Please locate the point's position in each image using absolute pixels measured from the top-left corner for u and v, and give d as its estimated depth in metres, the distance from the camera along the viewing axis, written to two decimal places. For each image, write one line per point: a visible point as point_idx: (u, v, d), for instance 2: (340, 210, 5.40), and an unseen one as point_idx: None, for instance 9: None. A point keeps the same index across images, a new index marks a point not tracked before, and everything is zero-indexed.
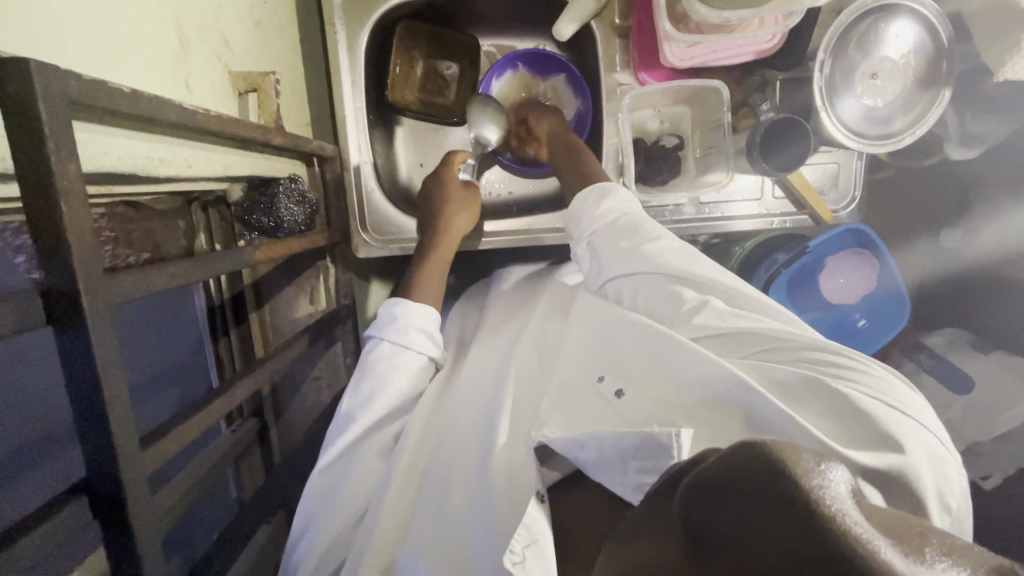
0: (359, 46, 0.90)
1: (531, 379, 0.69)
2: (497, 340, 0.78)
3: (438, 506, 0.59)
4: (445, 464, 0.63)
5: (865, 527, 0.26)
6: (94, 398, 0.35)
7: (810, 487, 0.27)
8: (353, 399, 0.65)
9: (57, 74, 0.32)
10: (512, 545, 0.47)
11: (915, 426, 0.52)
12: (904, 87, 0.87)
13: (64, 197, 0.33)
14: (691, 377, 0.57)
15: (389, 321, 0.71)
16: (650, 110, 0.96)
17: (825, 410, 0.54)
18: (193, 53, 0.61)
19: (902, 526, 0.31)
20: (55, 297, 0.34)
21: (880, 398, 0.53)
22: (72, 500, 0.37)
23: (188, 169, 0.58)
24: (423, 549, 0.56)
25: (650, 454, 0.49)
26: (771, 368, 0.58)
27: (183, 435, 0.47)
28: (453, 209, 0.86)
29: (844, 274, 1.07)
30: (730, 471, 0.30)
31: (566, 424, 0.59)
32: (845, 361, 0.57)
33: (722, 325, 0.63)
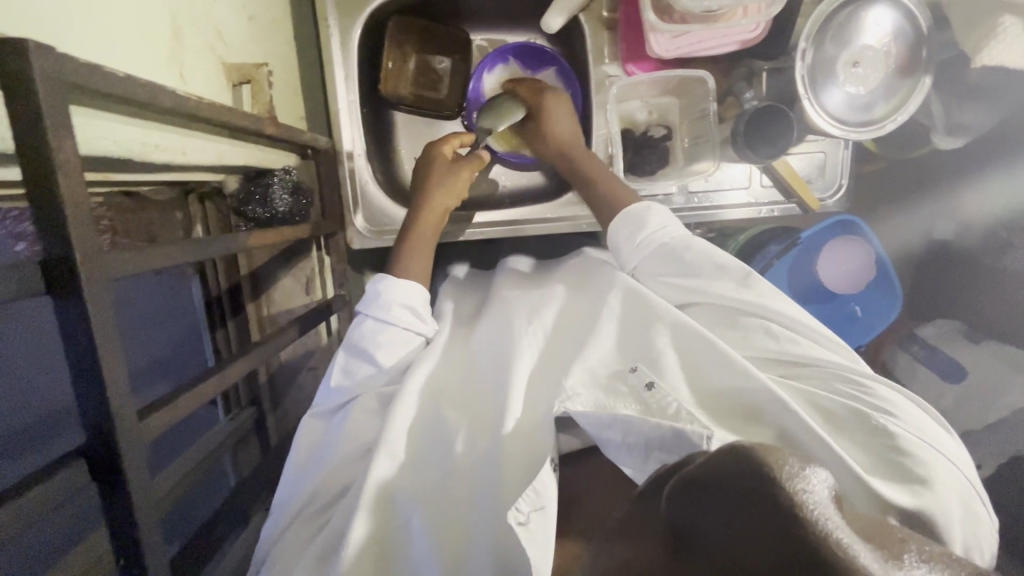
0: (352, 41, 0.91)
1: (556, 352, 0.66)
2: (506, 300, 0.75)
3: (443, 454, 0.59)
4: (453, 419, 0.61)
5: (845, 532, 0.28)
6: (92, 366, 0.37)
7: (795, 493, 0.29)
8: (342, 376, 0.68)
9: (53, 55, 0.34)
10: (518, 505, 0.49)
11: (959, 477, 0.53)
12: (884, 75, 0.88)
13: (61, 171, 0.34)
14: (730, 388, 0.59)
15: (374, 296, 0.72)
16: (638, 101, 0.98)
17: (866, 445, 0.55)
18: (187, 45, 0.63)
19: (884, 532, 0.32)
20: (54, 268, 0.36)
21: (925, 441, 0.55)
22: (71, 464, 0.38)
23: (184, 156, 0.60)
24: (422, 497, 0.56)
25: (674, 446, 0.52)
26: (818, 395, 0.60)
27: (176, 409, 0.48)
28: (437, 186, 0.87)
29: (840, 266, 1.09)
30: (717, 473, 0.32)
31: (596, 402, 0.57)
32: (899, 402, 0.59)
33: (777, 348, 0.65)
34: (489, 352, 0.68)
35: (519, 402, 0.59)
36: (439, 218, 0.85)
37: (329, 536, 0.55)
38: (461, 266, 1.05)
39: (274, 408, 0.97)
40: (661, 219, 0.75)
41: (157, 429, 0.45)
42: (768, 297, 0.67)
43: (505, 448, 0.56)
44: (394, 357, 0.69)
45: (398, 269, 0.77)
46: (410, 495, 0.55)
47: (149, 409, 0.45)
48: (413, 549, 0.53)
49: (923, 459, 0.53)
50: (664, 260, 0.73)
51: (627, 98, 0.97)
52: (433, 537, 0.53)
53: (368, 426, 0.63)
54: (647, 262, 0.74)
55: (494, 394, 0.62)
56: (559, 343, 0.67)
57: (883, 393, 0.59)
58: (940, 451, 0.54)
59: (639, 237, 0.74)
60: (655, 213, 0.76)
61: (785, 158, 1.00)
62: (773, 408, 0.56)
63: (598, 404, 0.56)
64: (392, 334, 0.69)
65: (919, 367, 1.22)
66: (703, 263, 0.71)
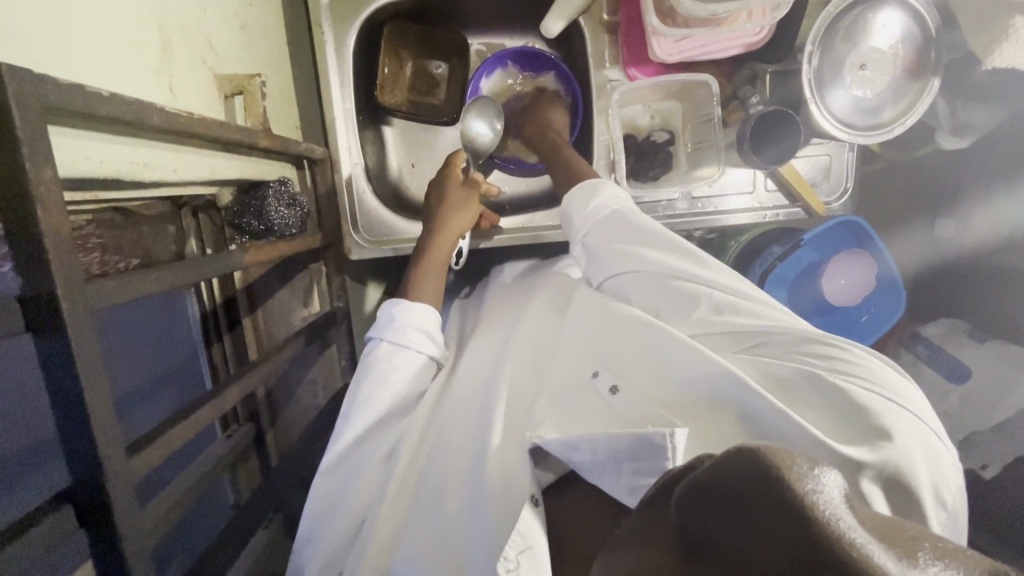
0: (347, 47, 0.89)
1: (523, 368, 0.68)
2: (493, 330, 0.76)
3: (439, 510, 0.59)
4: (450, 456, 0.62)
5: (859, 532, 0.26)
6: (77, 405, 0.35)
7: (807, 495, 0.26)
8: (351, 406, 0.64)
9: (31, 81, 0.32)
10: (505, 553, 0.47)
11: (914, 419, 0.51)
12: (892, 78, 0.87)
13: (40, 201, 0.32)
14: (685, 375, 0.58)
15: (388, 321, 0.68)
16: (640, 105, 0.96)
17: (823, 405, 0.53)
18: (176, 56, 0.61)
19: (894, 528, 0.30)
20: (34, 304, 0.34)
21: (877, 390, 0.53)
22: (57, 510, 0.36)
23: (175, 173, 0.58)
24: (422, 552, 0.56)
25: (642, 457, 0.49)
26: (769, 364, 0.58)
27: (170, 442, 0.46)
28: (452, 208, 0.84)
29: (844, 275, 1.08)
30: (721, 474, 0.29)
31: (563, 425, 0.58)
32: (847, 355, 0.57)
33: (727, 323, 0.63)
34: (477, 376, 0.69)
35: (500, 431, 0.60)
36: (452, 241, 0.83)
37: None
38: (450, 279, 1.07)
39: (273, 422, 0.95)
40: (610, 199, 0.73)
41: (149, 465, 0.43)
42: (702, 266, 0.67)
43: (491, 489, 0.56)
44: (405, 386, 0.66)
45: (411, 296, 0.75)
46: (413, 555, 0.57)
47: (140, 445, 0.43)
48: None
49: (879, 411, 0.51)
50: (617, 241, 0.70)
51: (628, 103, 0.95)
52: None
53: (373, 480, 0.64)
54: (598, 228, 0.72)
55: (477, 422, 0.63)
56: (529, 361, 0.69)
57: (831, 350, 0.58)
58: (892, 397, 0.52)
59: (579, 220, 0.73)
60: (603, 193, 0.73)
61: (790, 161, 0.98)
62: (726, 385, 0.54)
63: (565, 427, 0.58)
64: (406, 360, 0.67)
65: (922, 367, 1.20)
66: (654, 242, 0.69)
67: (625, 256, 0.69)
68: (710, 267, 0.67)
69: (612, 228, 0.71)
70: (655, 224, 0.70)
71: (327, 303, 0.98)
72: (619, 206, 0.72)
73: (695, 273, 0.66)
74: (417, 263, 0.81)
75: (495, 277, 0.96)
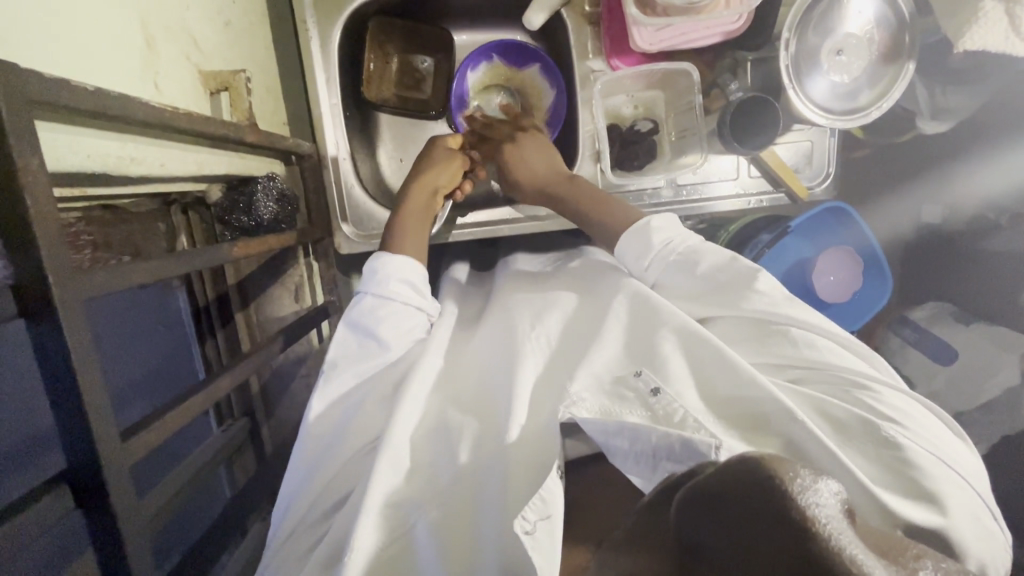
0: (332, 43, 0.90)
1: (561, 361, 0.64)
2: (513, 309, 0.74)
3: (447, 464, 0.57)
4: (456, 423, 0.60)
5: (854, 544, 0.28)
6: (70, 389, 0.36)
7: (805, 508, 0.29)
8: (340, 351, 0.67)
9: (17, 74, 0.33)
10: (524, 514, 0.49)
11: (970, 493, 0.52)
12: (868, 62, 0.88)
13: (29, 192, 0.33)
14: (730, 392, 0.58)
15: (370, 276, 0.72)
16: (624, 95, 0.98)
17: (876, 456, 0.53)
18: (160, 54, 0.61)
19: (896, 546, 0.33)
20: (27, 290, 0.35)
21: (937, 456, 0.53)
22: (53, 489, 0.37)
23: (162, 167, 0.59)
24: (425, 503, 0.55)
25: (684, 456, 0.50)
26: (826, 402, 0.58)
27: (163, 427, 0.47)
28: (431, 166, 0.88)
29: (833, 272, 1.08)
30: (724, 484, 0.31)
31: (602, 408, 0.56)
32: (909, 413, 0.57)
33: (790, 353, 0.63)
34: (498, 353, 0.68)
35: (525, 407, 0.58)
36: (428, 195, 0.86)
37: (330, 542, 0.55)
38: (461, 268, 1.04)
39: (267, 416, 0.96)
40: (665, 235, 0.74)
41: (142, 450, 0.44)
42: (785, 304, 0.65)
43: (512, 452, 0.55)
44: (394, 332, 0.68)
45: (390, 248, 0.77)
46: (418, 499, 0.55)
47: (133, 431, 0.44)
48: (418, 555, 0.53)
49: (933, 473, 0.51)
50: (687, 272, 0.71)
51: (612, 93, 0.97)
52: (439, 541, 0.53)
53: (374, 427, 0.62)
54: (659, 261, 0.73)
55: (499, 394, 0.62)
56: (567, 353, 0.66)
57: (894, 402, 0.58)
58: (949, 464, 0.53)
59: (637, 254, 0.75)
60: (657, 228, 0.74)
61: (772, 148, 1.00)
62: (781, 417, 0.54)
63: (603, 411, 0.55)
64: (391, 309, 0.69)
65: (910, 351, 1.23)
66: (725, 274, 0.69)
67: (691, 290, 0.71)
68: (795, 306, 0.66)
69: (675, 264, 0.72)
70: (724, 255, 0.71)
71: (320, 298, 0.98)
72: (678, 249, 0.73)
73: (776, 312, 0.64)
74: (395, 217, 0.83)
75: (507, 266, 0.96)
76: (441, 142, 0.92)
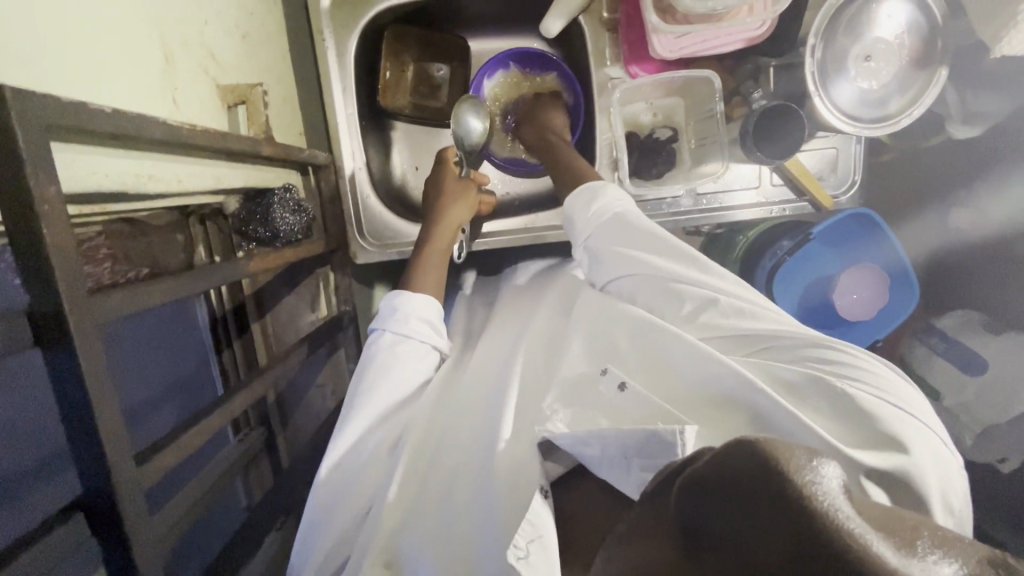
0: (349, 52, 0.90)
1: (529, 367, 0.66)
2: (501, 338, 0.75)
3: (447, 512, 0.56)
4: (451, 468, 0.59)
5: (859, 523, 0.26)
6: (87, 417, 0.36)
7: (805, 485, 0.26)
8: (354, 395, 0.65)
9: (36, 103, 0.33)
10: (515, 540, 0.47)
11: (920, 428, 0.52)
12: (899, 68, 0.85)
13: (45, 220, 0.33)
14: (690, 372, 0.58)
15: (390, 313, 0.71)
16: (643, 102, 0.96)
17: (831, 411, 0.53)
18: (179, 69, 0.61)
19: (894, 519, 0.31)
20: (45, 321, 0.34)
21: (885, 398, 0.53)
22: (69, 517, 0.37)
23: (180, 184, 0.59)
24: (429, 547, 0.54)
25: (656, 453, 0.48)
26: (773, 367, 0.58)
27: (179, 452, 0.47)
28: (450, 203, 0.87)
29: (856, 292, 1.05)
30: (724, 473, 0.29)
31: (574, 417, 0.57)
32: (855, 362, 0.57)
33: (726, 324, 0.63)
34: (486, 380, 0.68)
35: (510, 423, 0.59)
36: (454, 233, 0.85)
37: None
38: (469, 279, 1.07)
39: (283, 426, 0.97)
40: (621, 193, 0.74)
41: (157, 475, 0.43)
42: (706, 271, 0.67)
43: (498, 475, 0.54)
44: (411, 370, 0.67)
45: (411, 285, 0.77)
46: (420, 539, 0.54)
47: (150, 453, 0.44)
48: None
49: (885, 415, 0.51)
50: (623, 228, 0.71)
51: (630, 100, 0.95)
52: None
53: (381, 468, 0.62)
54: (602, 230, 0.72)
55: (484, 415, 0.62)
56: (537, 357, 0.68)
57: (839, 355, 0.58)
58: (897, 404, 0.53)
59: (584, 222, 0.73)
60: (612, 190, 0.74)
61: (796, 155, 0.97)
62: (742, 390, 0.54)
63: (577, 421, 0.56)
64: (411, 347, 0.68)
65: (937, 360, 1.21)
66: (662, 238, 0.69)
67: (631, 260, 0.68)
68: (715, 272, 0.67)
69: (614, 234, 0.71)
70: (660, 228, 0.69)
71: (334, 308, 0.99)
72: (621, 209, 0.72)
73: (700, 279, 0.66)
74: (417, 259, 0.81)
75: (509, 279, 0.97)
76: (455, 177, 0.90)
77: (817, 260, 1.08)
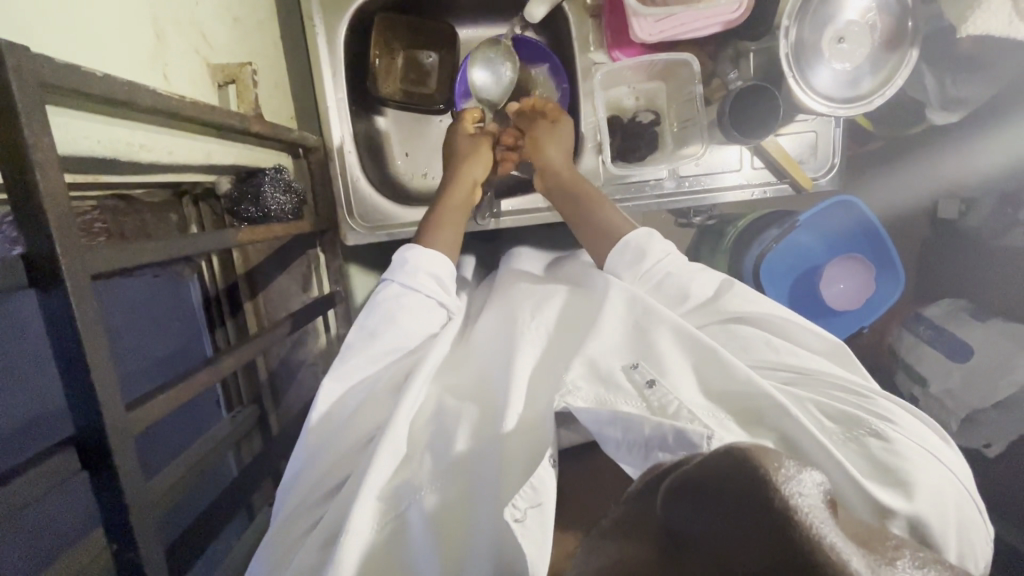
0: (338, 37, 0.92)
1: (552, 356, 0.64)
2: (499, 317, 0.73)
3: (442, 450, 0.57)
4: (455, 407, 0.61)
5: (838, 537, 0.27)
6: (77, 357, 0.38)
7: (788, 496, 0.28)
8: (361, 333, 0.69)
9: (30, 60, 0.35)
10: (514, 501, 0.48)
11: (954, 485, 0.52)
12: (870, 50, 0.88)
13: (38, 166, 0.35)
14: (724, 389, 0.58)
15: (400, 265, 0.74)
16: (625, 87, 0.99)
17: (863, 447, 0.53)
18: (170, 46, 0.64)
19: (876, 539, 0.33)
20: (37, 262, 0.37)
21: (920, 447, 0.53)
22: (60, 451, 0.39)
23: (170, 155, 0.61)
24: (427, 488, 0.54)
25: (677, 447, 0.49)
26: (814, 398, 0.58)
27: (167, 402, 0.49)
28: (466, 161, 0.90)
29: (843, 280, 1.07)
30: (710, 476, 0.31)
31: (597, 398, 0.55)
32: (899, 412, 0.57)
33: (773, 358, 0.63)
34: (495, 348, 0.68)
35: (520, 399, 0.59)
36: (468, 189, 0.88)
37: (322, 531, 0.55)
38: (468, 262, 1.05)
39: (276, 405, 0.99)
40: (664, 246, 0.76)
41: (146, 420, 0.45)
42: (763, 311, 0.68)
43: (508, 440, 0.55)
44: (410, 321, 0.70)
45: (426, 237, 0.80)
46: (414, 483, 0.55)
47: (139, 402, 0.46)
48: (414, 549, 0.52)
49: (918, 463, 0.51)
50: (667, 285, 0.73)
51: (613, 84, 0.98)
52: (433, 535, 0.52)
53: (383, 410, 0.64)
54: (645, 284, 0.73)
55: (495, 382, 0.62)
56: (561, 344, 0.66)
57: (884, 404, 0.58)
58: (933, 456, 0.53)
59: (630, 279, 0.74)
60: (656, 241, 0.76)
61: (775, 139, 0.99)
62: (774, 411, 0.54)
63: (599, 400, 0.55)
64: (415, 299, 0.72)
65: (924, 346, 1.23)
66: (709, 289, 0.72)
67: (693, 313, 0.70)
68: (771, 312, 0.68)
69: (660, 286, 0.73)
70: (705, 275, 0.74)
71: (326, 288, 1.02)
72: (667, 265, 0.74)
73: (756, 320, 0.68)
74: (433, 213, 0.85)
75: (507, 263, 0.95)
76: (467, 135, 0.94)
77: (806, 245, 1.10)
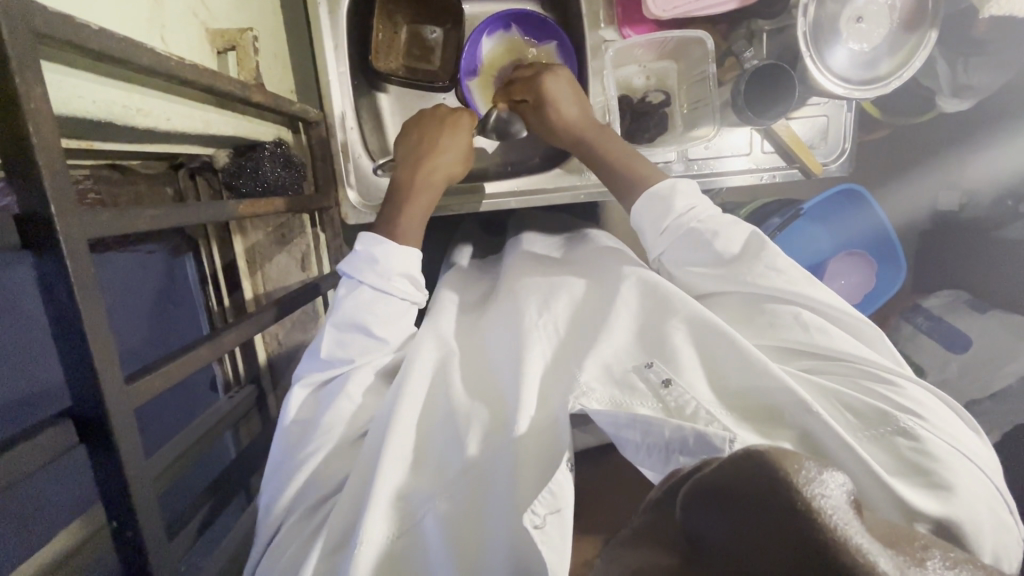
0: (341, 7, 0.89)
1: (568, 348, 0.62)
2: (508, 305, 0.71)
3: (455, 456, 0.55)
4: (462, 408, 0.58)
5: (862, 535, 0.26)
6: (74, 326, 0.36)
7: (811, 498, 0.27)
8: (335, 346, 0.66)
9: (23, 5, 0.33)
10: (534, 508, 0.47)
11: (986, 484, 0.50)
12: (887, 31, 0.87)
13: (32, 120, 0.33)
14: (748, 383, 0.56)
15: (370, 262, 0.69)
16: (635, 66, 0.97)
17: (890, 446, 0.52)
18: (169, 7, 0.61)
19: (903, 538, 0.32)
20: (32, 221, 0.35)
21: (952, 445, 0.52)
22: (58, 423, 0.37)
23: (168, 122, 0.58)
24: (437, 496, 0.53)
25: (697, 450, 0.48)
26: (841, 393, 0.57)
27: (167, 376, 0.47)
28: (442, 151, 0.84)
29: (844, 277, 1.09)
30: (726, 478, 0.30)
31: (612, 399, 0.54)
32: (927, 404, 0.56)
33: (804, 340, 0.62)
34: (503, 340, 0.65)
35: (533, 399, 0.56)
36: (436, 187, 0.83)
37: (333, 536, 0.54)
38: (463, 253, 1.03)
39: (273, 387, 0.96)
40: (689, 199, 0.73)
41: (146, 395, 0.43)
42: (809, 293, 0.64)
43: (520, 448, 0.52)
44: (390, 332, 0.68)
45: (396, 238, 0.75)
46: (426, 491, 0.53)
47: (138, 374, 0.44)
48: (428, 552, 0.51)
49: (951, 464, 0.50)
50: (698, 246, 0.71)
51: (623, 63, 0.96)
52: (445, 539, 0.51)
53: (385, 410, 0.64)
54: (672, 246, 0.73)
55: (505, 383, 0.60)
56: (576, 337, 0.64)
57: (913, 394, 0.56)
58: (964, 454, 0.51)
59: (654, 237, 0.75)
60: (680, 191, 0.74)
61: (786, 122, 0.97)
62: (794, 409, 0.53)
63: (614, 402, 0.54)
64: (389, 305, 0.68)
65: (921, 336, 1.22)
66: (737, 246, 0.69)
67: (720, 280, 0.69)
68: (816, 294, 0.64)
69: (688, 247, 0.71)
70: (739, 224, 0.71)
71: (326, 268, 0.97)
72: (694, 219, 0.72)
73: (803, 301, 0.64)
74: (395, 206, 0.80)
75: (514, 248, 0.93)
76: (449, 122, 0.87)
77: (809, 238, 1.09)
